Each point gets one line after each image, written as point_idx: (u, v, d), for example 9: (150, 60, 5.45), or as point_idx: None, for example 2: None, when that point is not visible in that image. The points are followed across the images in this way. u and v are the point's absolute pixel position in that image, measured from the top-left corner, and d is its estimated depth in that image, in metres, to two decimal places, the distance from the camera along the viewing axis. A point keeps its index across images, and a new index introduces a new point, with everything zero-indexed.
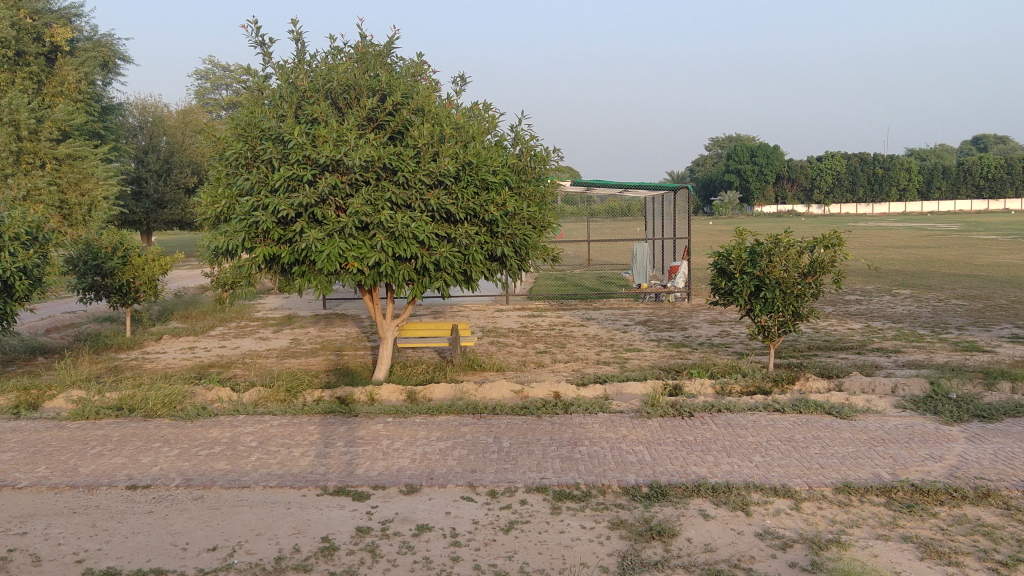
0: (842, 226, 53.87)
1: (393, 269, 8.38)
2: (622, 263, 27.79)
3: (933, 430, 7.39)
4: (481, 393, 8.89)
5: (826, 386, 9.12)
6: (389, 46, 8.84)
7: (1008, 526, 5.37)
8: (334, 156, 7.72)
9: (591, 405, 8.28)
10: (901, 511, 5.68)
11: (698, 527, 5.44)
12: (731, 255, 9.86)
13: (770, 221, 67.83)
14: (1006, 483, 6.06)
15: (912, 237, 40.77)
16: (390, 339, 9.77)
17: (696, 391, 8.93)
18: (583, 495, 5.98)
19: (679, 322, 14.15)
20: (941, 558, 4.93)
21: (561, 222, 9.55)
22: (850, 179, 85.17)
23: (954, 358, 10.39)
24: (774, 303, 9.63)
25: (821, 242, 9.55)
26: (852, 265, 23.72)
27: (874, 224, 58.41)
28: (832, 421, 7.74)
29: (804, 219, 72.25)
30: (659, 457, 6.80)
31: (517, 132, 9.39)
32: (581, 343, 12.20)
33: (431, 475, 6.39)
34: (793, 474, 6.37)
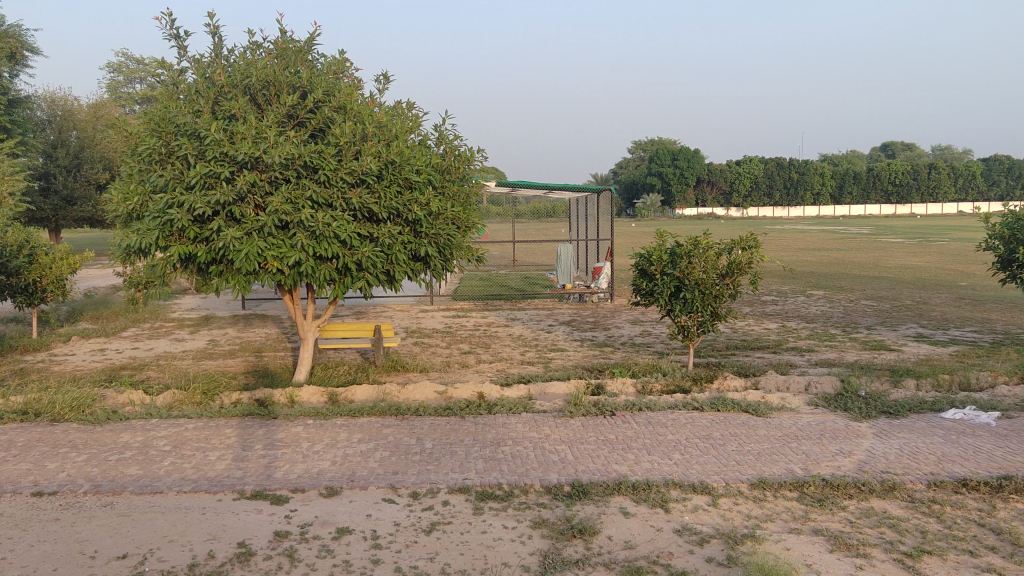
0: (758, 230, 55.45)
1: (313, 269, 8.26)
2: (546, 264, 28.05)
3: (843, 426, 7.65)
4: (405, 394, 8.83)
5: (742, 384, 9.34)
6: (310, 43, 8.73)
7: (913, 519, 5.59)
8: (253, 153, 7.59)
9: (515, 406, 8.31)
10: (813, 505, 5.86)
11: (618, 525, 5.51)
12: (652, 257, 10.00)
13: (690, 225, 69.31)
14: (912, 476, 6.31)
15: (823, 239, 42.15)
16: (311, 340, 9.62)
17: (618, 390, 9.05)
18: (505, 495, 5.99)
19: (602, 322, 14.34)
20: (850, 551, 5.10)
21: (486, 222, 9.55)
22: (768, 184, 87.48)
23: (864, 358, 10.77)
24: (693, 304, 9.82)
25: (739, 243, 9.81)
26: (768, 266, 24.44)
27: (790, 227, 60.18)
28: (749, 419, 7.94)
29: (722, 224, 74.04)
30: (581, 456, 6.86)
31: (441, 131, 9.37)
32: (505, 343, 12.25)
33: (352, 478, 6.32)
34: (711, 471, 6.51)
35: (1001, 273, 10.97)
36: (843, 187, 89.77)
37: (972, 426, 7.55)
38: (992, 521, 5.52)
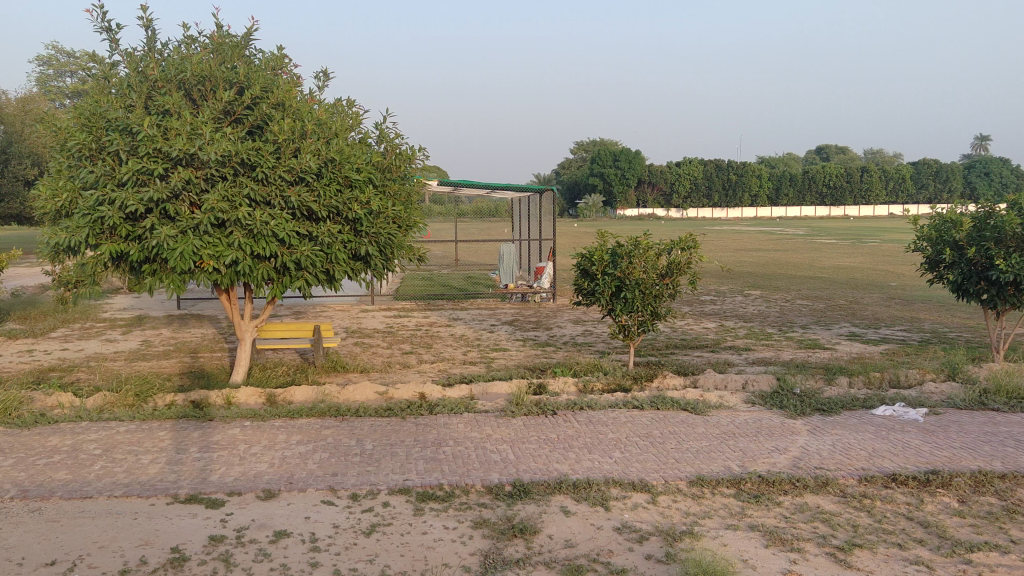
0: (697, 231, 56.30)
1: (251, 268, 8.12)
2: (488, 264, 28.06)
3: (779, 423, 7.80)
4: (344, 395, 8.74)
5: (682, 383, 9.46)
6: (247, 38, 8.60)
7: (845, 513, 5.73)
8: (188, 149, 7.45)
9: (456, 406, 8.28)
10: (749, 501, 5.96)
11: (559, 524, 5.53)
12: (593, 257, 10.07)
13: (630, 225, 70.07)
14: (844, 472, 6.46)
15: (758, 240, 43.00)
16: (249, 341, 9.46)
17: (559, 389, 9.09)
18: (446, 495, 5.97)
19: (544, 322, 14.39)
20: (785, 545, 5.21)
21: (428, 221, 9.51)
22: (707, 186, 88.83)
23: (799, 356, 11.00)
24: (634, 303, 9.92)
25: (679, 244, 9.95)
26: (706, 267, 24.82)
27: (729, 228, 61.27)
28: (687, 417, 8.04)
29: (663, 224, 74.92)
30: (522, 456, 6.87)
31: (382, 130, 9.31)
32: (447, 343, 12.21)
33: (291, 480, 6.23)
34: (650, 469, 6.58)
35: (929, 273, 11.31)
36: (779, 189, 91.64)
37: (901, 422, 7.77)
38: (920, 515, 5.68)
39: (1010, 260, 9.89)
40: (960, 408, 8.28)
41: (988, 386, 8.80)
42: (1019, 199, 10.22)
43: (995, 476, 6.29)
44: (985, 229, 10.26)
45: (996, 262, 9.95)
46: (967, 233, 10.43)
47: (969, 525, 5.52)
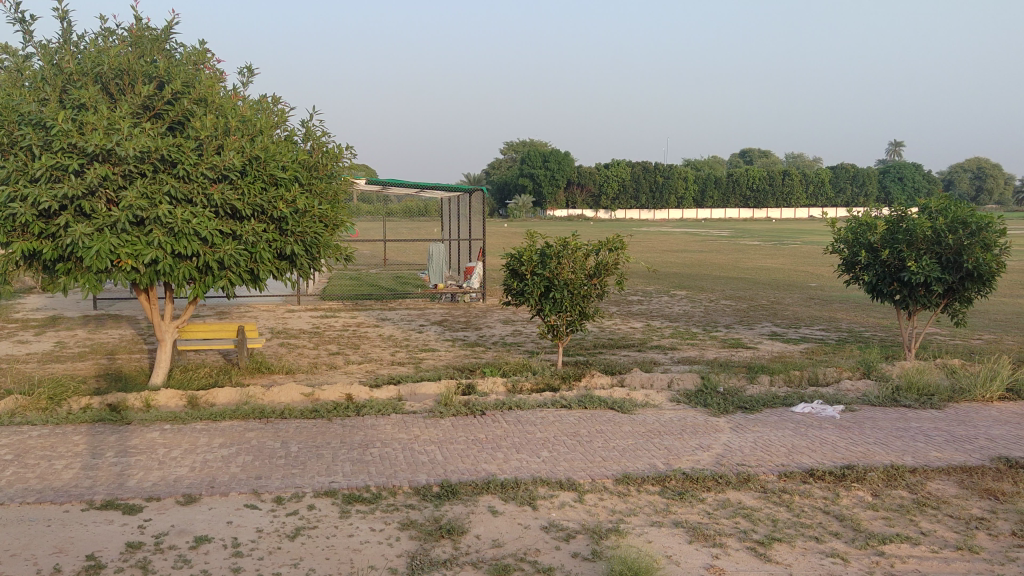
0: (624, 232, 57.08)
1: (172, 267, 7.91)
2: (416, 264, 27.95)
3: (702, 421, 7.95)
4: (269, 396, 8.59)
5: (609, 382, 9.57)
6: (167, 31, 8.41)
7: (765, 508, 5.88)
8: (105, 145, 7.24)
9: (384, 406, 8.23)
10: (674, 498, 6.06)
11: (486, 524, 5.54)
12: (522, 257, 10.09)
13: (558, 225, 70.67)
14: (764, 468, 6.63)
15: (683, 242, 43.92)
16: (170, 341, 9.23)
17: (488, 390, 9.10)
18: (373, 497, 5.92)
19: (473, 322, 14.38)
20: (707, 541, 5.31)
21: (355, 221, 9.43)
22: (635, 188, 90.12)
23: (722, 355, 11.24)
24: (563, 303, 10.01)
25: (606, 245, 10.06)
26: (633, 268, 25.17)
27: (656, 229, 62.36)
28: (614, 416, 8.14)
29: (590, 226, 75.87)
30: (450, 456, 6.86)
31: (308, 128, 9.20)
32: (375, 343, 12.10)
33: (212, 484, 6.10)
34: (577, 468, 6.64)
35: (846, 274, 11.67)
36: (705, 191, 93.53)
37: (819, 419, 8.00)
38: (836, 509, 5.87)
39: (921, 262, 10.29)
40: (874, 404, 8.57)
41: (900, 383, 9.13)
42: (930, 204, 10.63)
43: (907, 470, 6.53)
44: (898, 232, 10.64)
45: (909, 264, 10.34)
46: (881, 236, 10.80)
47: (882, 517, 5.71)
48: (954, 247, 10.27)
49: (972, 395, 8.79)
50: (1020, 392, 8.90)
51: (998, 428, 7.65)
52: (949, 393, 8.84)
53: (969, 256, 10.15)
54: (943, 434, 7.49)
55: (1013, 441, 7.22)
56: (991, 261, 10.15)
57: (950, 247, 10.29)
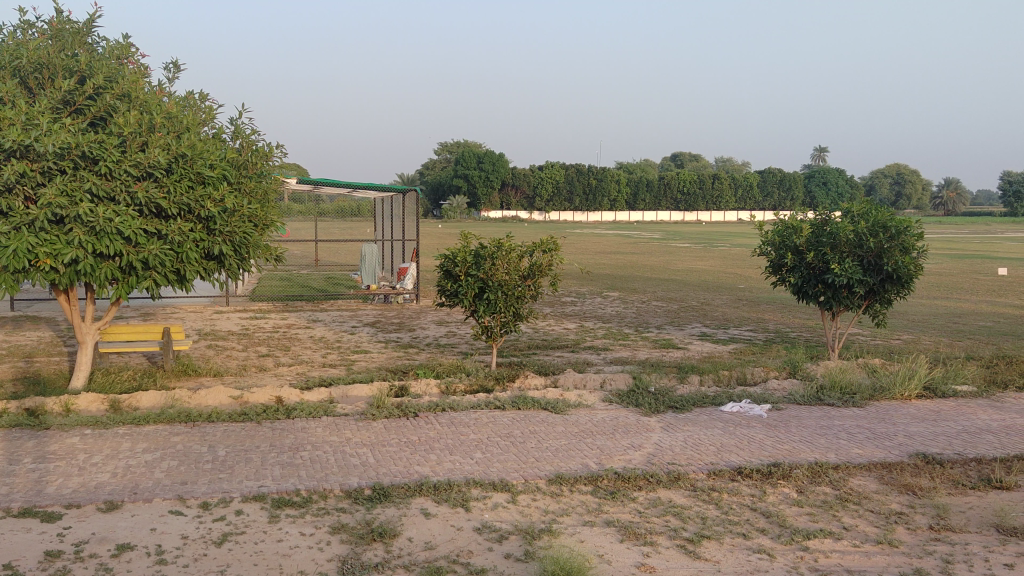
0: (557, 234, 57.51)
1: (93, 267, 7.66)
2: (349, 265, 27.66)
3: (634, 421, 8.05)
4: (196, 400, 8.39)
5: (543, 383, 9.61)
6: (90, 25, 8.18)
7: (694, 506, 5.97)
8: (23, 141, 7.00)
9: (315, 409, 8.11)
10: (606, 497, 6.11)
11: (419, 526, 5.50)
12: (456, 258, 10.05)
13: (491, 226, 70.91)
14: (694, 466, 6.74)
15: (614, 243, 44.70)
16: (91, 344, 8.95)
17: (422, 391, 9.05)
18: (303, 501, 5.84)
19: (407, 323, 14.29)
20: (638, 540, 5.37)
21: (286, 221, 9.27)
22: (568, 190, 90.82)
23: (654, 355, 11.39)
24: (497, 304, 10.01)
25: (540, 246, 10.12)
26: (566, 269, 25.36)
27: (589, 231, 63.05)
28: (547, 416, 8.18)
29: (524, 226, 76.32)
30: (383, 459, 6.80)
31: (237, 126, 9.03)
32: (306, 345, 11.93)
33: (135, 490, 5.93)
34: (511, 469, 6.64)
35: (772, 276, 11.93)
36: (637, 194, 94.82)
37: (747, 418, 8.16)
38: (763, 505, 5.99)
39: (844, 265, 10.61)
40: (799, 403, 8.79)
41: (824, 382, 9.39)
42: (852, 208, 10.97)
43: (830, 466, 6.71)
44: (822, 234, 10.94)
45: (832, 266, 10.65)
46: (806, 238, 11.09)
47: (806, 513, 5.86)
48: (874, 250, 10.61)
49: (893, 393, 9.08)
50: (937, 390, 9.23)
51: (916, 426, 7.92)
52: (870, 391, 9.12)
53: (889, 258, 10.50)
54: (864, 432, 7.72)
55: (930, 438, 7.48)
56: (910, 264, 10.52)
57: (871, 250, 10.63)
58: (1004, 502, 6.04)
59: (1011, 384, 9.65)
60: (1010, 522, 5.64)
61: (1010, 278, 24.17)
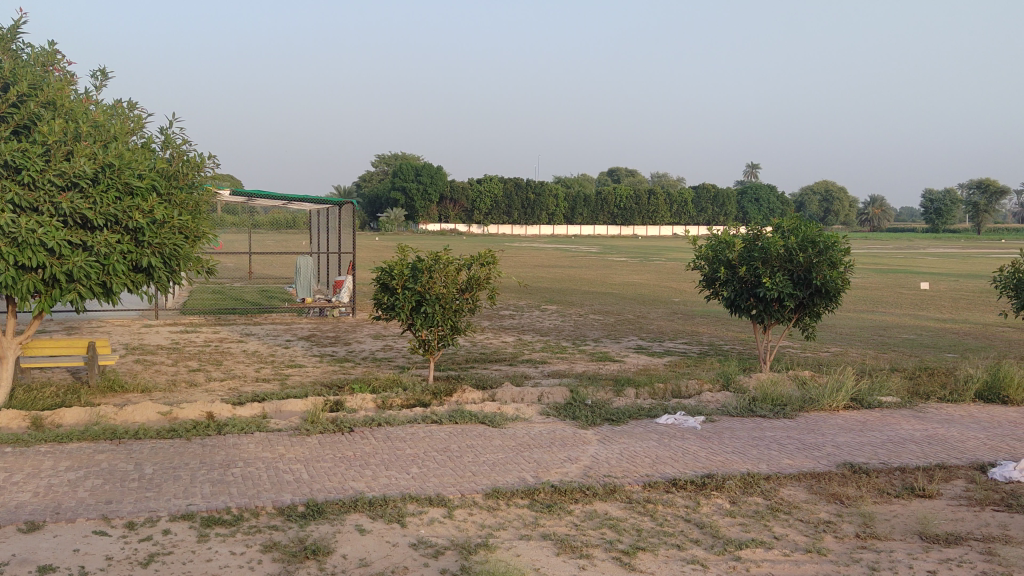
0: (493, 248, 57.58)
1: (14, 279, 7.41)
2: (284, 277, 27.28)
3: (571, 434, 8.08)
4: (122, 416, 8.15)
5: (480, 397, 9.57)
6: (14, 31, 7.98)
7: (630, 518, 6.01)
8: None
9: (247, 425, 7.95)
10: (542, 511, 6.12)
11: (353, 543, 5.43)
12: (393, 271, 9.98)
13: (427, 240, 70.73)
14: (629, 479, 6.79)
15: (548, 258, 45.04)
16: (12, 358, 8.64)
17: (357, 406, 8.95)
18: (234, 519, 5.71)
19: (343, 337, 14.12)
20: (574, 553, 5.38)
21: (218, 233, 9.10)
22: (507, 203, 91.13)
23: (591, 368, 11.47)
24: (434, 318, 9.97)
25: (478, 260, 10.12)
26: (503, 283, 25.42)
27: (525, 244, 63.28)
28: (484, 430, 8.17)
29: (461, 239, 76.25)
30: (317, 475, 6.69)
31: (168, 135, 8.85)
32: (239, 359, 11.70)
33: (57, 510, 5.72)
34: (447, 483, 6.61)
35: (707, 289, 12.12)
36: (575, 207, 95.68)
37: (681, 430, 8.27)
38: (697, 517, 6.07)
39: (776, 279, 10.85)
40: (732, 415, 8.94)
41: (756, 394, 9.56)
42: (783, 224, 11.23)
43: (762, 477, 6.83)
44: (754, 249, 11.16)
45: (764, 280, 10.87)
46: (738, 253, 11.28)
47: (739, 524, 5.95)
48: (804, 264, 10.88)
49: (822, 404, 9.29)
50: (863, 401, 9.49)
51: (844, 436, 8.13)
52: (800, 403, 9.33)
53: (818, 272, 10.78)
54: (794, 442, 7.88)
55: (857, 448, 7.68)
56: (838, 278, 10.82)
57: (801, 264, 10.89)
58: (927, 510, 6.22)
59: (933, 395, 9.97)
60: (933, 529, 5.81)
61: (930, 292, 25.05)
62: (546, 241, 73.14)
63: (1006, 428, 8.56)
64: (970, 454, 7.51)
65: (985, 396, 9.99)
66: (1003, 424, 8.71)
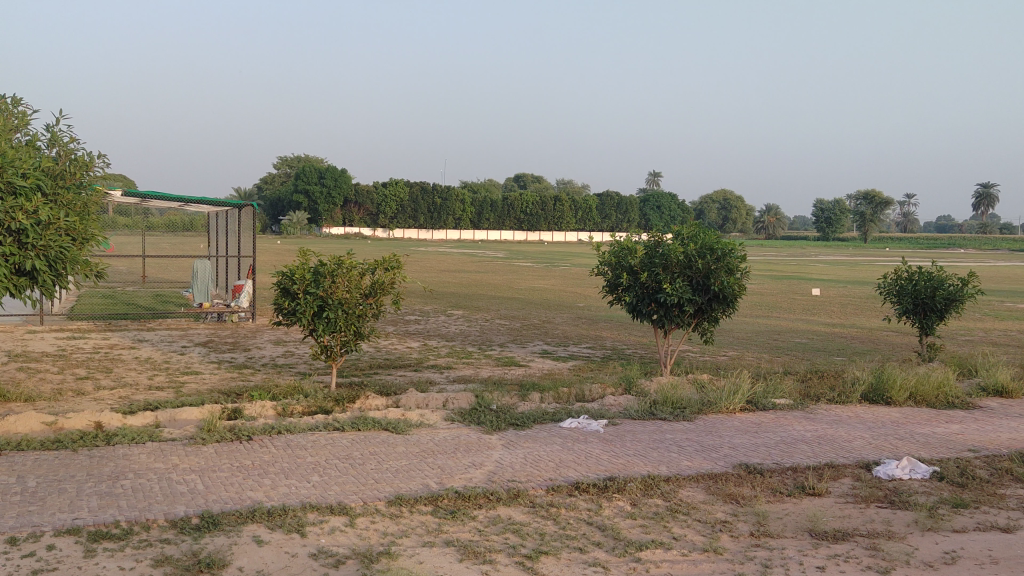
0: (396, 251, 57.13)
1: None
2: (179, 281, 26.45)
3: (475, 439, 8.07)
4: (3, 427, 7.73)
5: (384, 403, 9.47)
6: None
7: (533, 523, 6.03)
8: None
9: (139, 434, 7.65)
10: (445, 517, 6.08)
11: (250, 554, 5.28)
12: (294, 275, 9.78)
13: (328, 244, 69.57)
14: (533, 483, 6.82)
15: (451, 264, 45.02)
16: None
17: (257, 413, 8.73)
18: (123, 533, 5.48)
19: (242, 343, 13.75)
20: (477, 558, 5.36)
21: (108, 234, 8.73)
22: (413, 208, 90.68)
23: (496, 373, 11.50)
24: (336, 323, 9.81)
25: (382, 264, 10.03)
26: (409, 288, 25.27)
27: (428, 249, 62.89)
28: (387, 437, 8.07)
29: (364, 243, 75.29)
30: (213, 485, 6.49)
31: (55, 133, 8.46)
32: (131, 367, 11.26)
33: None
34: (349, 491, 6.50)
35: (609, 295, 12.31)
36: (482, 213, 95.91)
37: (584, 434, 8.36)
38: (599, 519, 6.14)
39: (676, 285, 11.10)
40: (634, 418, 9.08)
41: (657, 397, 9.75)
42: (683, 231, 11.51)
43: (662, 479, 6.96)
44: (655, 256, 11.39)
45: (665, 286, 11.11)
46: (640, 259, 11.53)
47: (639, 526, 6.05)
48: (703, 271, 11.16)
49: (719, 407, 9.54)
50: (758, 403, 9.79)
51: (740, 438, 8.37)
52: (699, 406, 9.55)
53: (716, 279, 11.08)
54: (693, 444, 8.06)
55: (752, 449, 7.92)
56: (734, 284, 11.16)
57: (700, 270, 11.18)
58: (817, 508, 6.46)
59: (823, 397, 10.37)
60: (822, 527, 6.03)
61: (822, 297, 26.10)
62: (452, 247, 73.18)
63: (890, 427, 8.98)
64: (856, 453, 7.84)
65: (871, 398, 10.45)
66: (887, 424, 9.13)
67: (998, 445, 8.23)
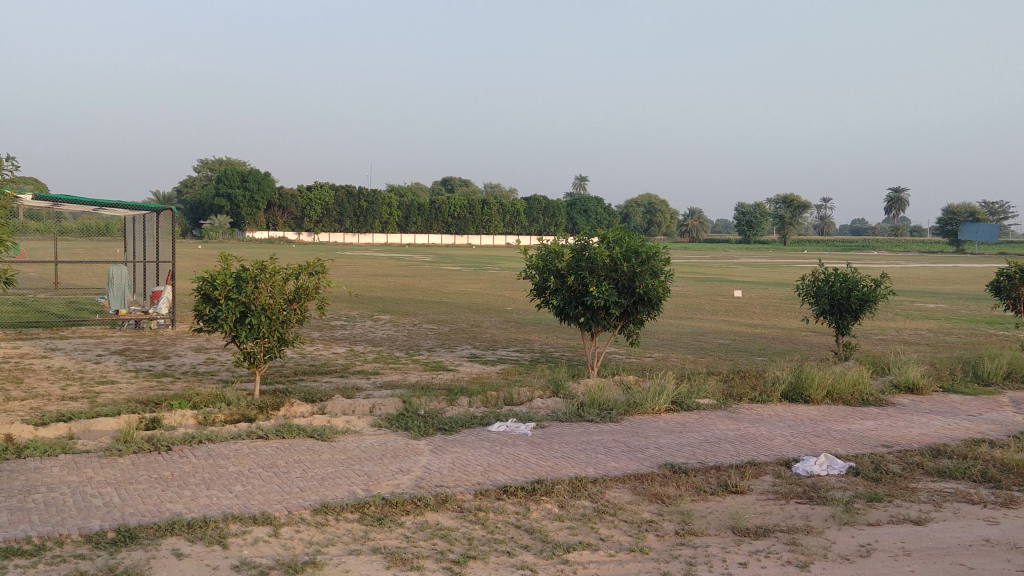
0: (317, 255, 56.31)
1: None
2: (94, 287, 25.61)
3: (402, 444, 8.01)
4: None
5: (309, 410, 9.32)
6: None
7: (461, 527, 6.01)
8: None
9: (51, 447, 7.37)
10: (372, 524, 6.00)
11: (169, 568, 5.12)
12: (215, 281, 9.55)
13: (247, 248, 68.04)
14: (461, 488, 6.79)
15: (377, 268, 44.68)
16: None
17: (177, 422, 8.51)
18: (35, 549, 5.27)
19: (161, 350, 13.37)
20: (404, 565, 5.31)
21: (18, 239, 8.38)
22: (339, 211, 89.68)
23: (424, 378, 11.44)
24: (259, 329, 9.62)
25: (306, 269, 9.92)
26: (335, 291, 24.98)
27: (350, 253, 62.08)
28: (313, 444, 7.95)
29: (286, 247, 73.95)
30: (130, 498, 6.29)
31: None
32: (44, 376, 10.84)
33: None
34: (273, 500, 6.37)
35: (536, 298, 12.35)
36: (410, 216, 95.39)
37: (511, 437, 8.37)
38: (526, 522, 6.14)
39: (601, 287, 11.21)
40: (561, 421, 9.13)
41: (583, 399, 9.82)
42: (608, 234, 11.65)
43: (588, 481, 7.01)
44: (581, 259, 11.49)
45: (592, 289, 11.21)
46: (567, 262, 11.62)
47: (567, 528, 6.07)
48: (628, 273, 11.31)
49: (645, 408, 9.66)
50: (683, 404, 9.95)
51: (665, 438, 8.49)
52: (625, 407, 9.65)
53: (641, 281, 11.24)
54: (619, 446, 8.14)
55: (677, 449, 8.04)
56: (658, 286, 11.34)
57: (625, 273, 11.32)
58: (740, 506, 6.59)
59: (745, 396, 10.60)
60: (744, 524, 6.15)
61: (743, 298, 26.72)
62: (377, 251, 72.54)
63: (809, 425, 9.22)
64: (777, 451, 8.02)
65: (791, 396, 10.72)
66: (805, 421, 9.37)
67: (910, 440, 8.53)
